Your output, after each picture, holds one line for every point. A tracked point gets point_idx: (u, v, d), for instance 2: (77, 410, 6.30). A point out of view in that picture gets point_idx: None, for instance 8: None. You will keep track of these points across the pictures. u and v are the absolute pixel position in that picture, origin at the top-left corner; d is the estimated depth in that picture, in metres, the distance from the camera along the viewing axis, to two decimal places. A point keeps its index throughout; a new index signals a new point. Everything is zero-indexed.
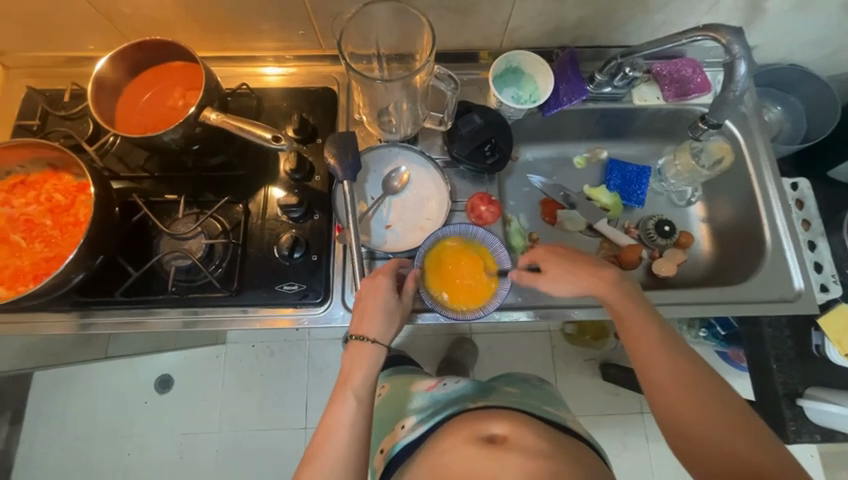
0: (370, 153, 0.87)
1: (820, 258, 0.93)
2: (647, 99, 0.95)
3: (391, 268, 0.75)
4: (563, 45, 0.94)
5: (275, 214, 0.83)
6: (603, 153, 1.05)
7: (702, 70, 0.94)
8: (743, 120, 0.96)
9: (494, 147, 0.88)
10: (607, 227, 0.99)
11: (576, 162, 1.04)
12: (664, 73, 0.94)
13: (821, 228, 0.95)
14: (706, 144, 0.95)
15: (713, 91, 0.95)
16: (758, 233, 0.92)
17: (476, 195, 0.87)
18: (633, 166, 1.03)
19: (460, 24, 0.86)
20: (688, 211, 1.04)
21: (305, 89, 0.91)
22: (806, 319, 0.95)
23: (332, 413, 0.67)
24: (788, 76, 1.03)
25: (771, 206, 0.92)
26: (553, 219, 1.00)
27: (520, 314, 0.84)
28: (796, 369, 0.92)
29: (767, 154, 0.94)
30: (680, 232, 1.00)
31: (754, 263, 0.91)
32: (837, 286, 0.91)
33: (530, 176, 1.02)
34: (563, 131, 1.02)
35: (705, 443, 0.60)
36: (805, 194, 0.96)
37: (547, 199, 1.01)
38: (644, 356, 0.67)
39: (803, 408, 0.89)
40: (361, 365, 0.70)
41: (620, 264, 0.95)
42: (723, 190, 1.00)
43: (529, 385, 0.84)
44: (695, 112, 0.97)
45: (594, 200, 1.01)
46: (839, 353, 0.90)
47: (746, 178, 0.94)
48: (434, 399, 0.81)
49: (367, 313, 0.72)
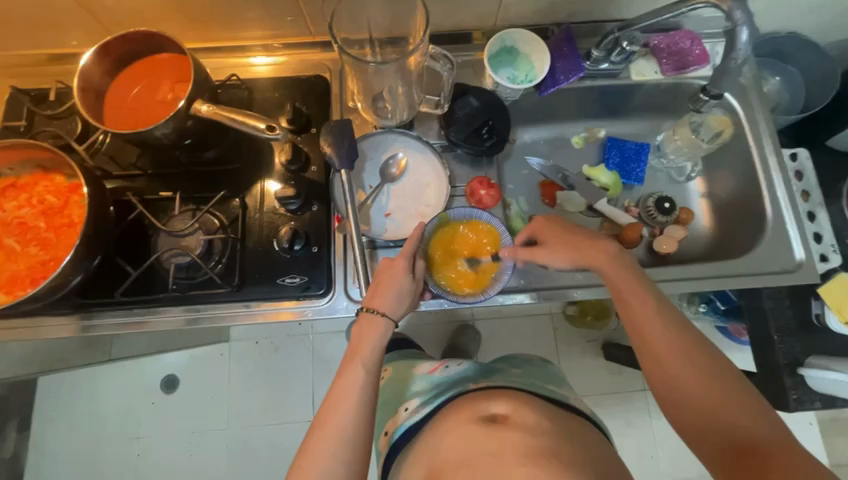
0: (367, 140, 0.86)
1: (820, 228, 0.93)
2: (645, 74, 0.94)
3: (418, 232, 0.75)
4: (558, 22, 0.92)
5: (272, 208, 0.82)
6: (601, 133, 1.03)
7: (700, 41, 0.92)
8: (742, 91, 0.95)
9: (492, 129, 0.86)
10: (607, 206, 0.98)
11: (575, 141, 1.04)
12: (662, 47, 0.92)
13: (820, 199, 0.95)
14: (705, 117, 0.94)
15: (711, 64, 0.93)
16: (758, 207, 0.92)
17: (476, 179, 0.86)
18: (631, 143, 1.02)
19: (453, 5, 0.84)
20: (687, 187, 1.04)
21: (296, 77, 0.89)
22: (806, 290, 0.96)
23: (343, 376, 0.67)
24: (786, 45, 1.01)
25: (772, 178, 0.91)
26: (553, 201, 1.00)
27: (523, 296, 0.84)
28: (797, 339, 0.93)
29: (766, 125, 0.93)
30: (679, 209, 1.00)
31: (754, 236, 0.91)
32: (837, 255, 0.91)
33: (528, 158, 1.01)
34: (561, 111, 1.01)
35: (703, 416, 0.60)
36: (805, 165, 0.95)
37: (546, 181, 1.00)
38: (646, 327, 0.66)
39: (804, 377, 0.90)
40: (369, 340, 0.70)
41: (621, 243, 0.95)
42: (723, 165, 0.99)
43: (534, 366, 0.84)
44: (694, 85, 0.95)
45: (593, 180, 1.01)
46: (839, 321, 0.91)
47: (747, 150, 0.94)
48: (436, 381, 0.81)
49: (383, 290, 0.72)
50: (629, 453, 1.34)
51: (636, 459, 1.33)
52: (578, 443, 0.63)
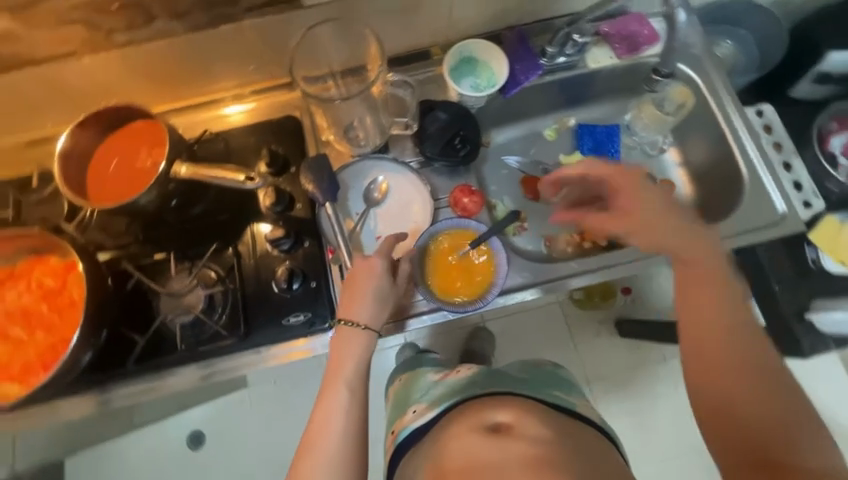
0: (347, 169, 0.87)
1: (798, 176, 0.95)
2: (601, 60, 0.96)
3: (393, 238, 0.78)
4: (510, 25, 0.95)
5: (266, 249, 0.84)
6: (570, 122, 1.06)
7: (647, 21, 0.95)
8: (696, 60, 0.97)
9: (464, 139, 0.89)
10: None
11: (547, 134, 1.07)
12: (612, 32, 0.95)
13: (793, 147, 0.97)
14: (665, 92, 0.99)
15: (662, 41, 0.96)
16: (733, 167, 0.94)
17: (457, 188, 0.89)
18: (601, 127, 1.05)
19: (406, 27, 0.88)
20: (662, 159, 1.06)
21: (269, 121, 0.91)
22: (798, 237, 0.98)
23: (332, 382, 0.72)
24: (735, 10, 1.01)
25: (740, 138, 0.93)
26: (536, 194, 1.02)
27: (525, 293, 0.85)
28: (796, 286, 0.96)
29: (725, 88, 0.95)
30: (660, 182, 1.02)
31: (735, 197, 0.93)
32: (819, 199, 0.93)
33: (506, 158, 1.04)
34: (529, 108, 1.03)
35: (737, 418, 0.67)
36: (771, 119, 0.98)
37: (526, 177, 1.03)
38: (698, 331, 0.72)
39: (813, 321, 0.94)
40: (352, 357, 0.73)
41: None
42: (693, 133, 1.01)
43: (544, 372, 0.84)
44: (648, 63, 0.97)
45: None
46: (833, 261, 0.94)
47: (711, 116, 0.96)
48: (445, 385, 0.81)
49: (369, 302, 0.73)
50: (659, 424, 1.35)
51: (667, 428, 1.35)
52: (574, 442, 0.66)
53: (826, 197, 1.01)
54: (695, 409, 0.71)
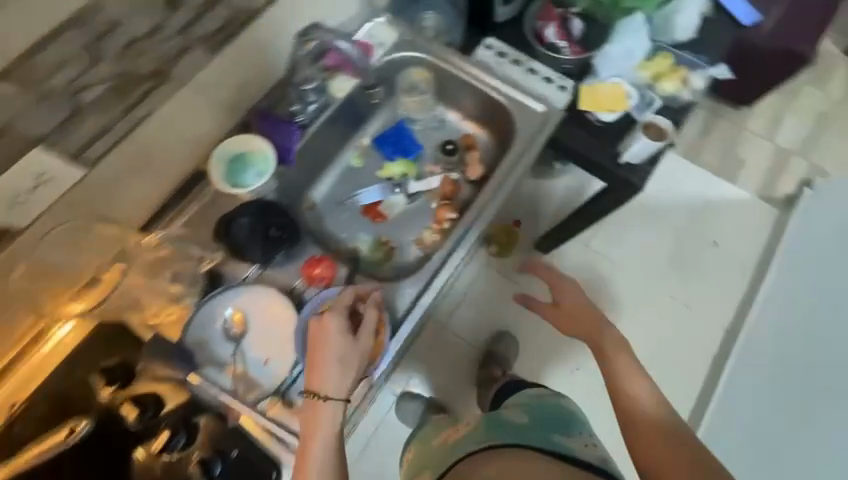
0: (191, 327, 0.83)
1: (543, 73, 1.17)
2: (342, 87, 1.00)
3: (345, 300, 0.80)
4: (248, 109, 0.96)
5: (163, 463, 0.75)
6: (365, 142, 1.14)
7: (353, 39, 1.02)
8: (412, 42, 1.06)
9: (278, 225, 0.88)
10: (417, 185, 1.10)
11: (355, 162, 1.14)
12: (336, 62, 0.99)
13: (524, 56, 1.20)
14: (408, 78, 1.08)
15: (379, 44, 1.04)
16: (494, 99, 1.07)
17: (306, 264, 0.89)
18: (389, 130, 1.14)
19: (156, 174, 0.86)
20: (450, 122, 1.15)
21: (86, 338, 0.79)
22: (576, 114, 1.18)
23: (307, 463, 0.69)
24: None
25: (481, 77, 1.07)
26: (382, 214, 1.10)
27: (424, 302, 0.90)
28: (600, 146, 1.17)
29: (445, 49, 1.06)
30: (461, 141, 1.13)
31: (509, 121, 1.07)
32: (565, 78, 1.17)
33: (338, 204, 1.11)
34: (323, 155, 1.09)
35: (634, 395, 0.78)
36: (498, 46, 1.20)
37: (365, 206, 1.10)
38: (587, 321, 0.93)
39: (627, 161, 1.16)
40: (325, 420, 0.72)
41: (451, 197, 1.09)
42: (454, 92, 1.11)
43: (541, 422, 0.86)
44: (382, 66, 1.05)
45: (392, 176, 1.12)
46: (605, 113, 1.17)
47: (452, 75, 1.07)
48: (449, 445, 0.85)
49: (347, 363, 0.75)
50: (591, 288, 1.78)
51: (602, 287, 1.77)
52: None
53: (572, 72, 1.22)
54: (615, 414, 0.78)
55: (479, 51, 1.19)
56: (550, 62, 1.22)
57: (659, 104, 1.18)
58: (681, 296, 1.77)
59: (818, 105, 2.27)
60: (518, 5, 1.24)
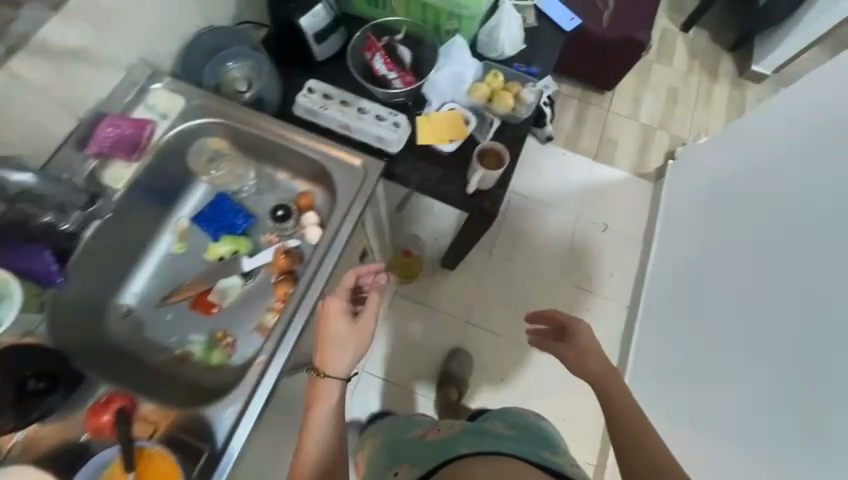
0: None
1: (372, 111, 1.10)
2: (119, 176, 0.86)
3: (335, 302, 0.82)
4: None
5: None
6: (183, 223, 0.98)
7: (118, 116, 0.86)
8: (195, 109, 0.92)
9: (42, 373, 0.71)
10: (252, 261, 0.96)
11: (177, 249, 0.98)
12: (102, 149, 0.84)
13: (351, 95, 1.11)
14: (203, 149, 0.96)
15: (156, 115, 0.89)
16: (308, 156, 0.94)
17: (95, 405, 0.72)
18: (206, 206, 0.98)
19: None
20: (278, 182, 1.01)
21: None
22: (419, 148, 1.13)
23: (311, 427, 0.79)
24: (210, 41, 1.03)
25: (284, 136, 0.93)
26: (215, 304, 0.94)
27: (246, 424, 0.75)
28: (450, 177, 1.13)
29: (236, 110, 0.93)
30: (293, 201, 1.00)
31: (330, 177, 0.95)
32: (397, 114, 1.11)
33: (158, 305, 0.94)
34: (125, 252, 0.92)
35: (640, 443, 0.72)
36: (321, 88, 1.11)
37: (193, 299, 0.94)
38: (582, 363, 0.84)
39: (476, 189, 1.12)
40: (337, 379, 0.81)
41: (291, 269, 0.95)
42: (264, 154, 0.98)
43: (518, 428, 0.92)
44: (167, 140, 0.90)
45: (223, 257, 0.97)
46: (445, 143, 1.12)
47: (254, 136, 0.94)
48: (429, 442, 0.91)
49: (348, 343, 0.82)
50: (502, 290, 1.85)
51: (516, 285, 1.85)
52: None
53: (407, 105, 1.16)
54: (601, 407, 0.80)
55: (298, 99, 1.09)
56: (378, 98, 1.16)
57: (496, 123, 1.17)
58: (584, 284, 1.89)
59: (671, 80, 2.43)
60: (337, 41, 1.16)
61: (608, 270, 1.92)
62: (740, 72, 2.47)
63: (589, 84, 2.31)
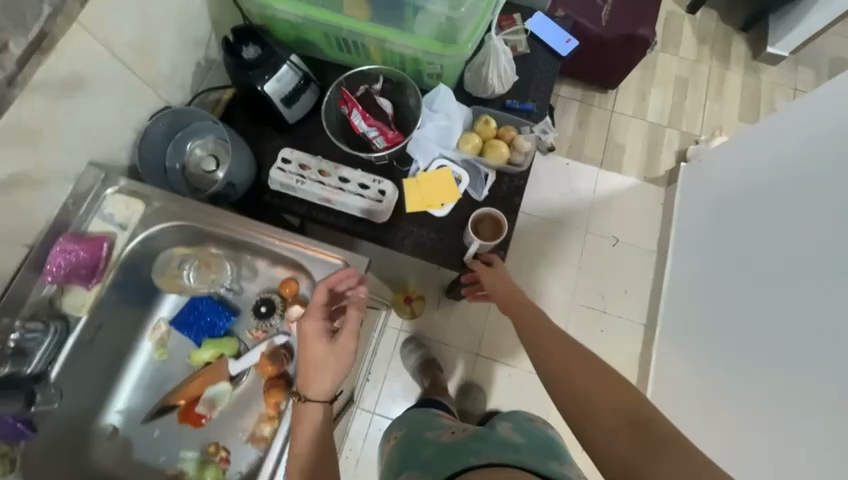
0: None
1: (354, 179, 1.01)
2: (82, 303, 0.78)
3: (326, 285, 0.75)
4: None
5: None
6: (162, 326, 0.92)
7: (68, 239, 0.76)
8: (158, 213, 0.83)
9: None
10: (239, 364, 0.89)
11: (158, 356, 0.92)
12: (61, 278, 0.76)
13: (329, 163, 1.02)
14: (171, 258, 0.88)
15: (116, 227, 0.81)
16: (285, 256, 0.86)
17: None
18: (184, 309, 0.92)
19: None
20: (256, 275, 0.93)
21: None
22: (410, 213, 1.04)
23: (295, 455, 0.68)
24: (163, 125, 0.91)
25: (257, 236, 0.84)
26: (203, 415, 0.87)
27: None
28: (446, 242, 1.04)
29: (200, 213, 0.83)
30: (274, 294, 0.91)
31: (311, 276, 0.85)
32: (382, 180, 1.01)
33: (144, 422, 0.88)
34: (103, 371, 0.87)
35: (595, 393, 0.66)
36: (296, 157, 1.01)
37: (180, 413, 0.88)
38: (525, 326, 0.79)
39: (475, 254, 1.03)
40: (320, 393, 0.71)
41: (281, 371, 0.88)
42: (237, 254, 0.89)
43: (545, 442, 0.78)
44: (130, 254, 0.82)
45: (207, 362, 0.90)
46: (436, 209, 1.03)
47: (225, 238, 0.85)
48: (442, 445, 0.80)
49: (327, 366, 0.70)
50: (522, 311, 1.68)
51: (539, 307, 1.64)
52: None
53: (393, 165, 1.07)
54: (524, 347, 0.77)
55: (272, 174, 1.00)
56: (359, 160, 1.06)
57: (491, 176, 1.06)
58: (595, 303, 1.65)
59: (679, 68, 1.99)
60: (308, 100, 1.05)
61: (621, 287, 1.67)
62: (754, 54, 2.01)
63: (593, 80, 1.90)
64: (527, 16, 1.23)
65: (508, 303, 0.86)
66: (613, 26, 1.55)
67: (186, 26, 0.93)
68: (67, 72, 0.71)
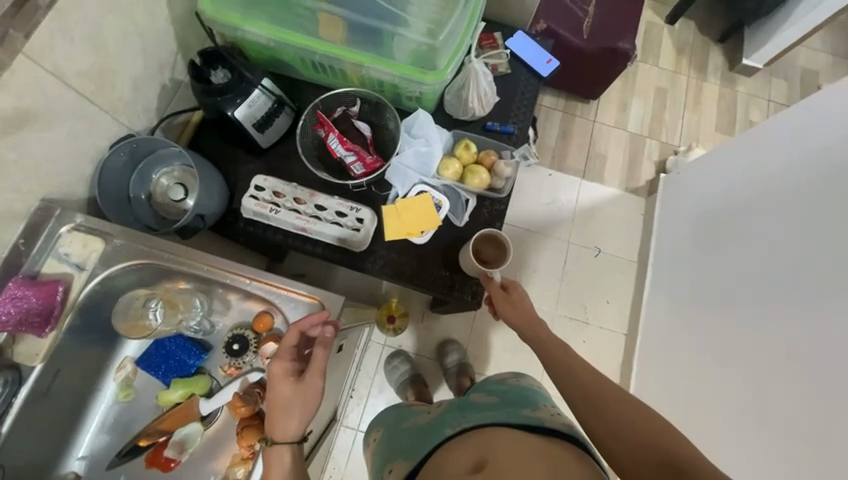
0: None
1: (331, 206, 0.98)
2: (37, 351, 0.75)
3: (297, 328, 0.73)
4: None
5: None
6: (128, 367, 0.88)
7: (19, 285, 0.73)
8: (122, 250, 0.80)
9: None
10: (210, 404, 0.83)
11: (123, 396, 0.87)
12: (11, 325, 0.73)
13: (305, 190, 0.98)
14: (133, 300, 0.83)
15: (72, 267, 0.78)
16: (259, 292, 0.83)
17: None
18: (151, 347, 0.88)
19: None
20: (228, 310, 0.89)
21: None
22: (390, 239, 1.01)
23: None
24: (126, 154, 0.87)
25: (229, 271, 0.82)
26: (171, 460, 0.83)
27: None
28: (427, 267, 1.02)
29: (168, 249, 0.81)
30: (248, 330, 0.86)
31: (285, 313, 0.82)
32: (360, 207, 0.99)
33: (108, 469, 0.84)
34: (65, 416, 0.83)
35: (614, 420, 0.63)
36: (271, 184, 0.98)
37: (147, 457, 0.83)
38: (526, 329, 0.80)
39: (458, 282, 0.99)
40: (288, 437, 0.67)
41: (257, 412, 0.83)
42: (207, 291, 0.85)
43: (509, 388, 0.71)
44: (89, 295, 0.79)
45: (175, 402, 0.86)
46: (417, 237, 1.01)
47: (195, 275, 0.81)
48: (420, 424, 0.72)
49: (294, 408, 0.67)
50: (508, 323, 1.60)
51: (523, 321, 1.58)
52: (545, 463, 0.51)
53: (371, 190, 1.04)
54: (538, 358, 0.77)
55: (244, 203, 0.96)
56: (336, 186, 1.04)
57: (473, 201, 1.05)
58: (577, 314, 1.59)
59: (659, 78, 1.93)
60: (283, 124, 1.02)
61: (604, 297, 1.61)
62: (730, 65, 1.96)
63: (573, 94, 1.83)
64: (509, 35, 1.21)
65: (508, 294, 0.87)
66: (593, 39, 1.49)
67: (148, 51, 0.88)
68: (12, 106, 0.66)
